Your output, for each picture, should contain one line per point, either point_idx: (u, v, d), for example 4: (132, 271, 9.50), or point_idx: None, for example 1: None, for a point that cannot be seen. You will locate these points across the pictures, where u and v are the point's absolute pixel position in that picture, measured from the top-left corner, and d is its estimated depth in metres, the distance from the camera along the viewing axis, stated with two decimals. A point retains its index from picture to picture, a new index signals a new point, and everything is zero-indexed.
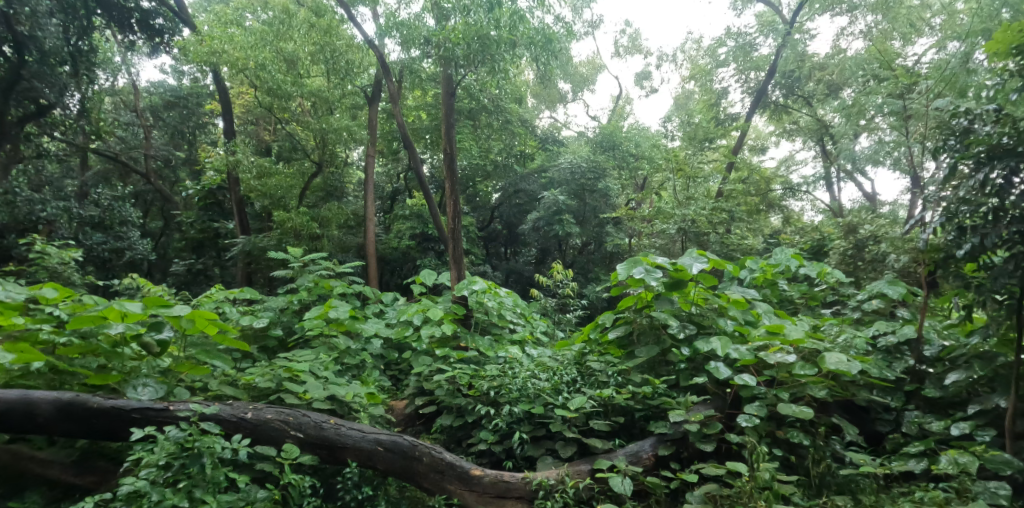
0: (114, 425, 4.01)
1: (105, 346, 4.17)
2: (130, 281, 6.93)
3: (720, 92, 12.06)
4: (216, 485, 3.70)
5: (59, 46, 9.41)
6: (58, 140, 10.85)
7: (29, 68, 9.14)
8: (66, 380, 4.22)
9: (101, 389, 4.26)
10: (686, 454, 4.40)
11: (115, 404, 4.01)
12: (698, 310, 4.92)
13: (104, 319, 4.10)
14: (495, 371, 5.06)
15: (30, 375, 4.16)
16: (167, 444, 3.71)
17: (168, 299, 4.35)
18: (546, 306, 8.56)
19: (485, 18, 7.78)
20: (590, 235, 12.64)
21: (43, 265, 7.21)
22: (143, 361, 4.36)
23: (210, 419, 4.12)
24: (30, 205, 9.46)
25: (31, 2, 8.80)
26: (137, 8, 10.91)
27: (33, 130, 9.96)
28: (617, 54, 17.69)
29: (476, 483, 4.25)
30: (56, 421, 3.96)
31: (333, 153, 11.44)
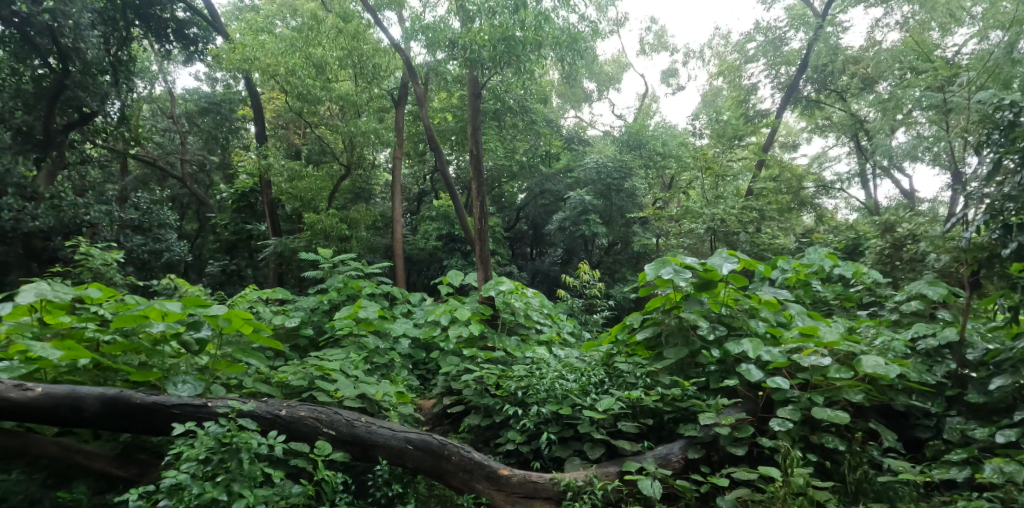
0: (155, 419, 4.08)
1: (146, 344, 4.26)
2: (169, 281, 7.06)
3: (749, 89, 11.88)
4: (253, 480, 3.72)
5: (99, 57, 9.67)
6: (100, 145, 11.12)
7: (72, 78, 9.47)
8: (111, 376, 4.29)
9: (143, 385, 4.33)
10: (717, 458, 4.30)
11: (156, 400, 4.08)
12: (728, 311, 4.81)
13: (146, 318, 4.19)
14: (523, 371, 5.04)
15: (76, 371, 4.21)
16: (206, 438, 3.75)
17: (206, 299, 4.44)
18: (573, 306, 8.49)
19: (510, 20, 7.76)
20: (617, 235, 12.55)
21: (86, 267, 7.38)
22: (181, 358, 4.48)
23: (247, 415, 4.16)
24: (74, 209, 9.54)
25: (74, 14, 9.03)
26: (172, 19, 11.09)
27: (77, 137, 10.49)
28: (643, 52, 17.54)
29: (505, 483, 4.23)
30: (101, 416, 4.01)
31: (361, 156, 11.53)
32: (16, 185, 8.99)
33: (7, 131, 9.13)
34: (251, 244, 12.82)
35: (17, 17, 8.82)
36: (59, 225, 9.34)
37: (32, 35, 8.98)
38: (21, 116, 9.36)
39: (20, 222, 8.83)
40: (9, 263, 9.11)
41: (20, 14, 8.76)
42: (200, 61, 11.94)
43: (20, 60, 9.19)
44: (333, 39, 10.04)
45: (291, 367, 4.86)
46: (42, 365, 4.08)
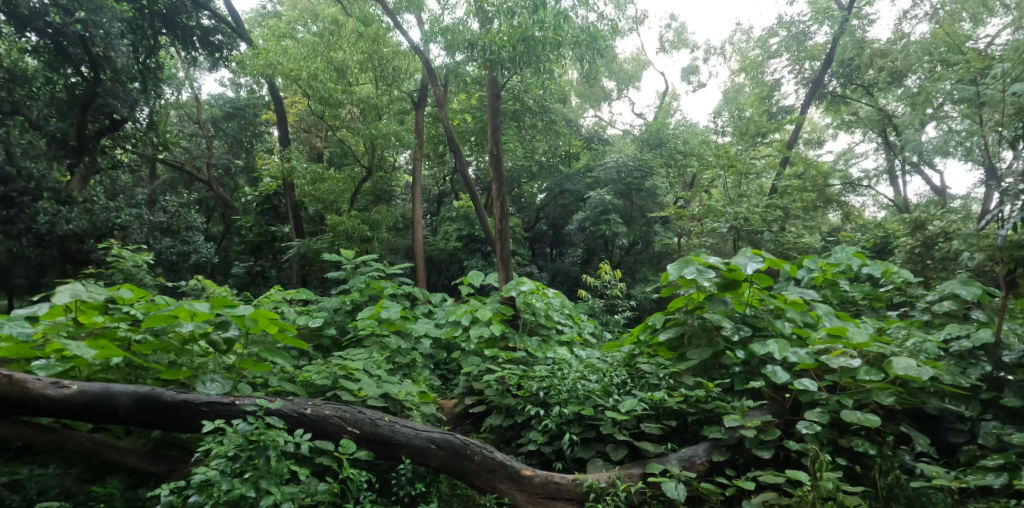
0: (185, 417, 4.12)
1: (176, 343, 4.33)
2: (196, 281, 7.13)
3: (772, 85, 11.69)
4: (280, 477, 3.73)
5: (129, 65, 9.82)
6: (130, 150, 11.32)
7: (104, 85, 9.65)
8: (142, 374, 4.39)
9: (173, 383, 4.42)
10: (742, 461, 4.23)
11: (186, 398, 4.12)
12: (753, 312, 4.72)
13: (175, 318, 4.23)
14: (545, 372, 5.00)
15: (109, 369, 4.33)
16: (235, 436, 3.77)
17: (234, 300, 4.47)
18: (594, 307, 8.42)
19: (529, 20, 7.71)
20: (638, 234, 12.44)
21: (118, 268, 7.49)
22: (210, 357, 4.51)
23: (273, 413, 4.16)
24: (107, 213, 9.75)
25: (105, 24, 9.20)
26: (198, 26, 11.22)
27: (109, 143, 10.69)
28: (663, 49, 17.39)
29: (528, 483, 4.19)
30: (133, 413, 4.09)
31: (382, 158, 11.57)
32: (51, 190, 9.10)
33: (42, 138, 9.34)
34: (275, 246, 12.94)
35: (51, 28, 9.03)
36: (92, 228, 9.54)
37: (65, 45, 9.17)
38: (54, 123, 9.52)
39: (55, 226, 9.02)
40: (44, 265, 9.39)
41: (53, 25, 9.00)
42: (225, 67, 12.01)
43: (53, 69, 9.25)
44: (353, 43, 10.19)
45: (315, 367, 4.88)
46: (77, 364, 4.19)
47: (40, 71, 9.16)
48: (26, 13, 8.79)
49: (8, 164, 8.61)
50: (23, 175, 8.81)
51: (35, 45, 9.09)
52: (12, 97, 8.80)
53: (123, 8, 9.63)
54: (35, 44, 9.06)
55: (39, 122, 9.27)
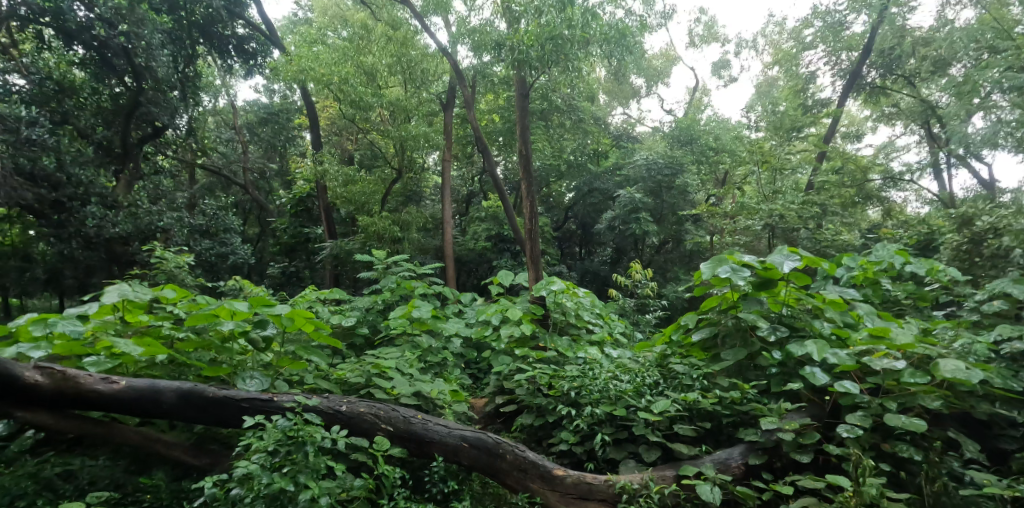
0: (226, 412, 4.15)
1: (217, 341, 4.42)
2: (234, 281, 7.22)
3: (807, 77, 11.39)
4: (318, 472, 3.75)
5: (169, 74, 10.01)
6: (171, 156, 11.55)
7: (145, 94, 9.85)
8: (185, 371, 4.46)
9: (214, 380, 4.48)
10: (779, 465, 4.11)
11: (227, 394, 4.16)
12: (790, 311, 4.57)
13: (216, 317, 4.31)
14: (576, 371, 4.93)
15: (154, 366, 4.42)
16: (274, 431, 3.79)
17: (272, 299, 4.53)
18: (625, 306, 8.31)
19: (557, 18, 7.61)
20: (668, 233, 12.29)
21: (160, 269, 7.62)
22: (249, 355, 4.55)
23: (310, 410, 4.18)
24: (150, 216, 9.90)
25: (146, 35, 9.37)
26: (233, 34, 11.40)
27: (150, 150, 10.98)
28: (693, 44, 17.12)
29: (560, 483, 4.13)
30: (177, 408, 4.14)
31: (412, 160, 11.56)
32: (98, 195, 9.37)
33: (90, 146, 9.66)
34: (308, 247, 13.10)
35: (96, 41, 9.23)
36: (136, 231, 9.71)
37: (110, 57, 9.44)
38: (101, 131, 9.83)
39: (101, 229, 9.28)
40: (92, 267, 9.74)
41: (99, 38, 9.19)
42: (259, 74, 12.17)
43: (99, 80, 9.57)
44: (383, 46, 10.26)
45: (349, 365, 4.91)
46: (124, 361, 4.27)
47: (86, 82, 9.52)
48: (73, 27, 9.02)
49: (58, 172, 8.83)
50: (73, 182, 9.05)
51: (81, 57, 9.41)
52: (61, 108, 9.23)
53: (165, 20, 9.77)
54: (81, 56, 9.39)
55: (87, 130, 9.62)
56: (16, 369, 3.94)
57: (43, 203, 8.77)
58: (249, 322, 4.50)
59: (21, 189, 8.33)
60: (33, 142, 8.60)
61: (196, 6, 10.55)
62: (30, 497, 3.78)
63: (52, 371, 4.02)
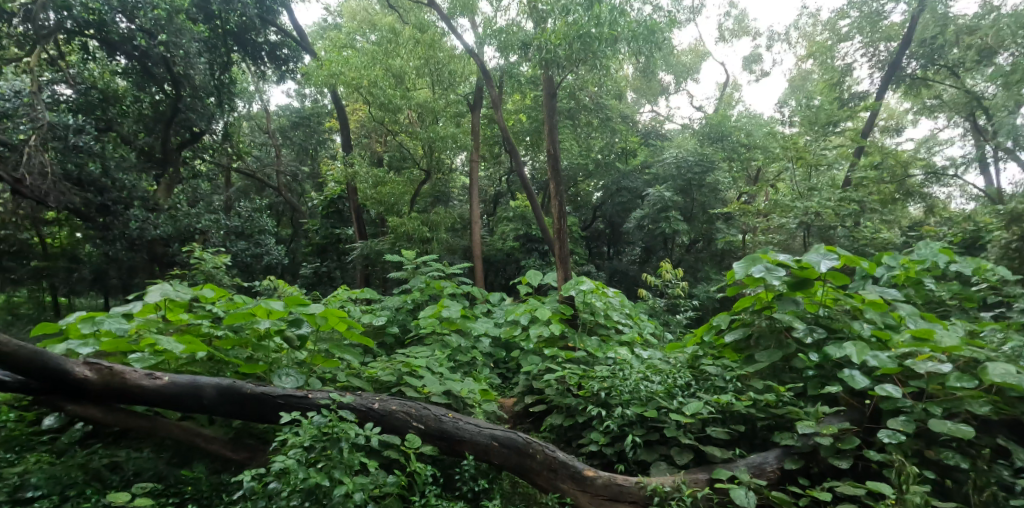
0: (263, 409, 4.19)
1: (253, 339, 4.43)
2: (269, 282, 7.32)
3: (843, 70, 11.10)
4: (351, 468, 3.74)
5: (207, 81, 10.16)
6: (208, 160, 11.78)
7: (184, 101, 10.11)
8: (223, 368, 4.49)
9: (250, 376, 4.51)
10: (816, 470, 3.99)
11: (263, 391, 4.20)
12: (827, 312, 4.43)
13: (253, 316, 4.39)
14: (605, 371, 4.84)
15: (194, 362, 4.46)
16: (310, 427, 3.78)
17: (306, 299, 4.62)
18: (655, 306, 8.19)
19: (584, 17, 7.55)
20: (699, 232, 12.09)
21: (199, 270, 7.75)
22: (284, 353, 4.55)
23: (345, 407, 4.19)
24: (189, 219, 10.11)
25: (184, 45, 9.47)
26: (266, 41, 11.52)
27: (189, 155, 11.23)
28: (723, 39, 16.85)
29: (591, 484, 4.06)
30: (217, 404, 4.18)
31: (440, 160, 11.59)
32: (140, 198, 9.60)
33: (132, 152, 9.96)
34: (339, 248, 13.25)
35: (137, 51, 9.44)
36: (177, 233, 9.94)
37: (150, 66, 9.61)
38: (143, 137, 10.17)
39: (144, 231, 9.52)
40: (136, 266, 10.01)
41: (140, 48, 9.37)
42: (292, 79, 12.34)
43: (140, 89, 9.81)
44: (411, 49, 10.29)
45: (380, 363, 4.90)
46: (166, 357, 4.37)
47: (129, 91, 9.84)
48: (116, 38, 9.26)
49: (103, 177, 9.05)
50: (117, 186, 9.27)
51: (124, 67, 9.68)
52: (106, 115, 9.52)
53: (201, 29, 9.87)
54: (124, 66, 9.67)
55: (130, 137, 9.92)
56: (67, 364, 4.03)
57: (89, 206, 8.97)
58: (284, 321, 4.58)
59: (69, 194, 8.56)
60: (80, 148, 8.70)
61: (231, 15, 10.59)
62: (79, 486, 3.87)
63: (100, 367, 4.10)
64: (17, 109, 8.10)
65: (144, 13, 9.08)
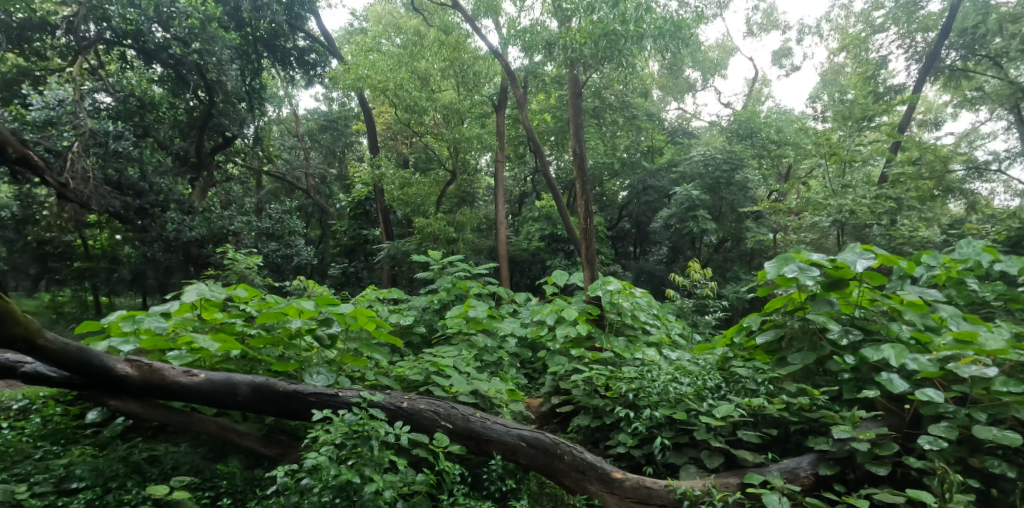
0: (295, 406, 4.22)
1: (285, 337, 4.49)
2: (299, 282, 7.39)
3: (878, 62, 10.81)
4: (381, 466, 3.72)
5: (238, 87, 10.28)
6: (239, 164, 11.96)
7: (217, 107, 10.25)
8: (255, 366, 4.58)
9: (283, 374, 4.58)
10: (853, 477, 3.87)
11: (295, 388, 4.23)
12: (863, 313, 4.30)
13: (285, 315, 4.39)
14: (633, 373, 4.73)
15: (229, 360, 4.54)
16: (341, 425, 3.76)
17: (337, 298, 4.64)
18: (683, 307, 8.07)
19: (610, 14, 7.46)
20: (728, 231, 11.88)
21: (232, 271, 7.84)
22: (314, 352, 4.60)
23: (375, 406, 4.19)
24: (223, 220, 10.27)
25: (217, 52, 9.58)
26: (295, 47, 11.61)
27: (222, 159, 11.40)
28: (752, 33, 16.56)
29: (619, 486, 3.98)
30: (250, 400, 4.24)
31: (466, 161, 11.59)
32: (177, 201, 9.79)
33: (168, 157, 10.13)
34: (367, 249, 13.35)
35: (172, 59, 9.53)
36: (210, 234, 10.12)
37: (185, 74, 9.74)
38: (179, 142, 10.35)
39: (179, 233, 9.68)
40: (172, 267, 10.20)
41: (175, 56, 9.45)
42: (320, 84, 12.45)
43: (176, 95, 10.05)
44: (436, 52, 10.32)
45: (408, 363, 4.88)
46: (202, 355, 4.44)
47: (165, 97, 10.02)
48: (152, 47, 9.36)
49: (141, 181, 9.25)
50: (154, 190, 9.44)
51: (160, 74, 9.89)
52: (143, 121, 9.74)
53: (233, 37, 9.98)
54: (160, 74, 9.89)
55: (166, 142, 10.11)
56: (110, 361, 4.17)
57: (129, 210, 9.15)
58: (315, 320, 4.60)
59: (109, 197, 8.68)
60: (120, 154, 8.94)
61: (262, 22, 10.70)
62: (121, 478, 3.94)
63: (140, 364, 4.21)
64: (61, 116, 8.21)
65: (179, 22, 9.12)
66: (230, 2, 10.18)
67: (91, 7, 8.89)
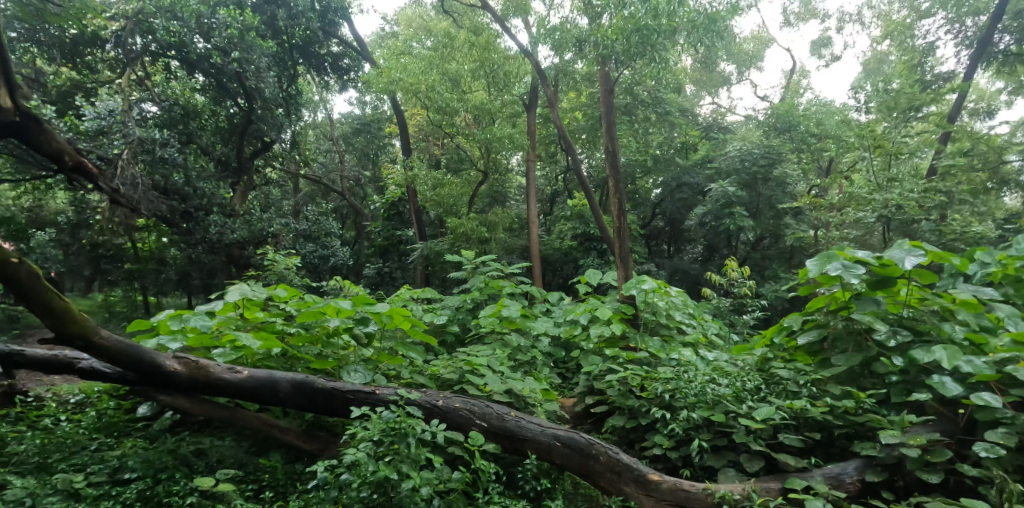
0: (333, 403, 4.21)
1: (322, 336, 4.51)
2: (335, 282, 7.45)
3: (924, 50, 10.40)
4: (418, 463, 3.68)
5: (276, 93, 10.45)
6: (277, 168, 12.13)
7: (256, 113, 10.36)
8: (295, 364, 4.62)
9: (321, 372, 4.61)
10: (902, 484, 3.70)
11: (333, 386, 4.23)
12: (912, 313, 4.13)
13: (323, 314, 4.40)
14: (669, 373, 4.61)
15: (270, 358, 4.59)
16: (379, 421, 3.73)
17: (374, 298, 4.63)
18: (720, 306, 7.88)
19: (641, 9, 7.33)
20: (766, 228, 11.59)
21: (272, 271, 7.92)
22: (352, 350, 4.62)
23: (412, 404, 4.16)
24: (262, 223, 10.42)
25: (255, 60, 9.72)
26: (329, 53, 11.65)
27: (260, 163, 11.57)
28: (789, 24, 16.16)
29: (655, 488, 3.86)
30: (290, 397, 4.26)
31: (497, 161, 11.54)
32: (219, 205, 9.93)
33: (211, 162, 10.33)
34: (400, 249, 13.42)
35: (213, 69, 9.70)
36: (251, 236, 10.21)
37: (225, 83, 9.93)
38: (220, 148, 10.56)
39: (221, 236, 9.82)
40: (215, 269, 10.38)
41: (215, 66, 9.63)
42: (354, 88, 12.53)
43: (218, 103, 10.17)
44: (466, 53, 10.24)
45: (443, 361, 4.84)
46: (244, 354, 4.47)
47: (207, 105, 10.13)
48: (194, 57, 9.55)
49: (186, 185, 9.40)
50: (198, 194, 9.62)
51: (202, 83, 10.00)
52: (186, 129, 9.91)
53: (270, 45, 10.09)
54: (201, 83, 9.98)
55: (208, 148, 10.32)
56: (159, 358, 4.30)
57: (174, 213, 9.45)
58: (352, 319, 4.61)
59: (157, 202, 8.90)
60: (166, 160, 9.08)
61: (296, 29, 10.83)
62: (169, 470, 3.97)
63: (187, 360, 4.31)
64: (112, 126, 8.40)
65: (218, 32, 9.30)
66: (267, 11, 10.41)
67: (138, 21, 9.10)
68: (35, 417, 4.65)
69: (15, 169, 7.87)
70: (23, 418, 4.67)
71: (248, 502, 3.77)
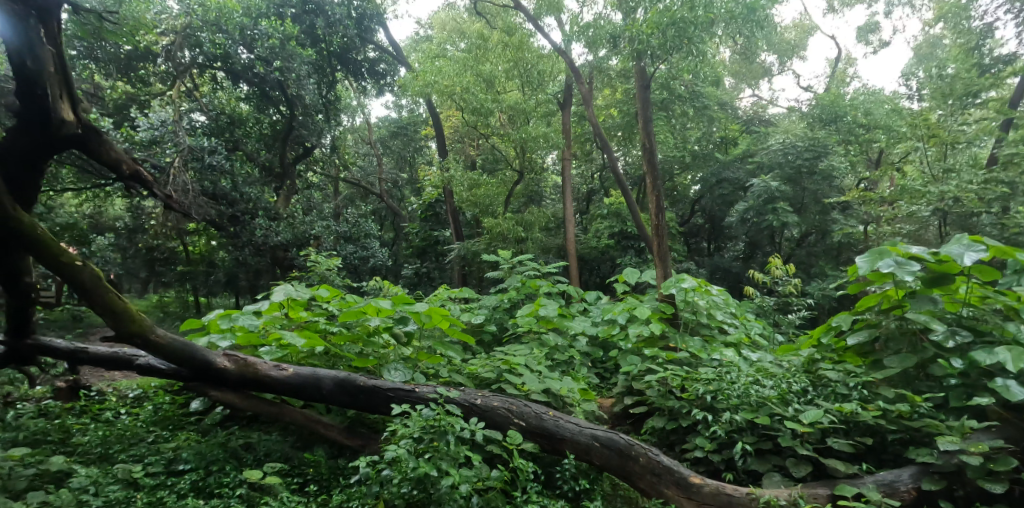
0: (375, 401, 4.17)
1: (363, 334, 4.49)
2: (374, 283, 7.48)
3: (982, 31, 9.82)
4: (457, 461, 3.62)
5: (316, 100, 10.49)
6: (317, 172, 12.27)
7: (297, 120, 10.46)
8: (337, 362, 4.62)
9: (361, 371, 4.59)
10: (962, 493, 3.49)
11: (375, 384, 4.19)
12: (972, 312, 3.92)
13: (364, 313, 4.39)
14: (710, 374, 4.44)
15: (314, 356, 4.60)
16: (419, 419, 3.70)
17: (413, 298, 4.62)
18: (763, 305, 7.62)
19: (676, 2, 7.16)
20: (811, 224, 11.20)
21: (315, 271, 8.00)
22: (392, 348, 4.59)
23: (452, 402, 4.10)
24: (305, 225, 10.53)
25: (296, 68, 9.73)
26: (366, 59, 11.69)
27: (301, 167, 11.74)
28: (834, 11, 15.64)
29: (697, 492, 3.72)
30: (334, 395, 4.24)
31: (533, 160, 11.46)
32: (263, 209, 10.07)
33: (256, 168, 10.52)
34: (438, 249, 13.43)
35: (256, 78, 9.77)
36: (294, 239, 10.31)
37: (268, 91, 9.99)
38: (264, 154, 10.76)
39: (266, 238, 9.92)
40: (260, 270, 10.54)
41: (259, 75, 9.67)
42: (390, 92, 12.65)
43: (262, 111, 10.33)
44: (500, 54, 10.31)
45: (481, 360, 4.76)
46: (289, 352, 4.49)
47: (251, 113, 10.33)
48: (239, 67, 9.69)
49: (234, 191, 9.59)
50: (244, 199, 9.77)
51: (246, 93, 10.16)
52: (233, 136, 10.24)
53: (309, 52, 10.11)
54: (245, 92, 10.16)
55: (252, 154, 10.52)
56: (210, 355, 4.32)
57: (222, 217, 9.61)
58: (392, 319, 4.59)
59: (205, 207, 9.09)
60: (213, 167, 9.24)
61: (335, 36, 10.83)
62: (220, 462, 4.00)
63: (237, 358, 4.33)
64: (163, 135, 8.66)
65: (262, 43, 9.32)
66: (305, 21, 10.39)
67: (187, 35, 9.38)
68: (97, 410, 4.78)
69: (78, 179, 8.19)
70: (86, 411, 4.79)
71: (293, 495, 3.77)
